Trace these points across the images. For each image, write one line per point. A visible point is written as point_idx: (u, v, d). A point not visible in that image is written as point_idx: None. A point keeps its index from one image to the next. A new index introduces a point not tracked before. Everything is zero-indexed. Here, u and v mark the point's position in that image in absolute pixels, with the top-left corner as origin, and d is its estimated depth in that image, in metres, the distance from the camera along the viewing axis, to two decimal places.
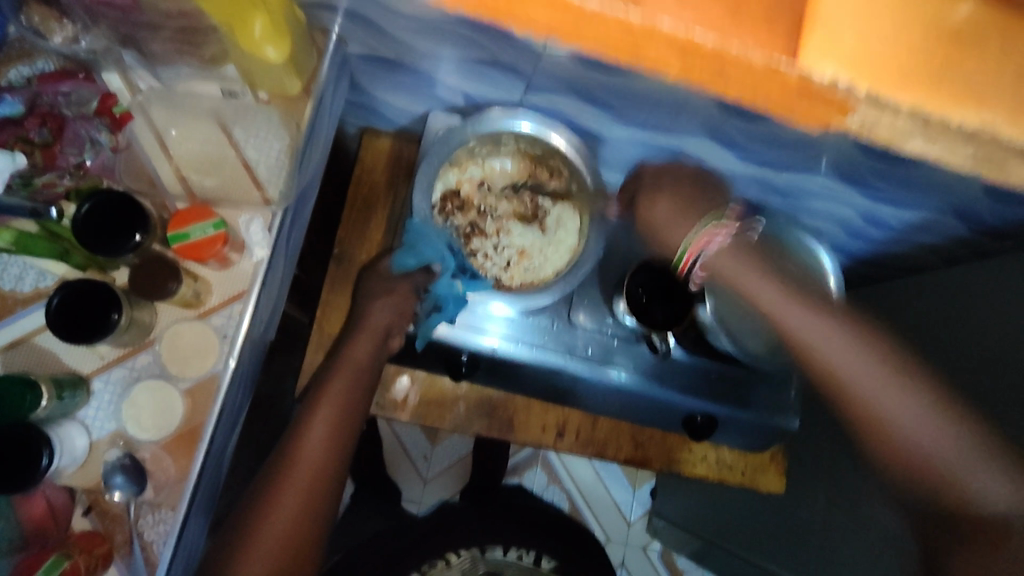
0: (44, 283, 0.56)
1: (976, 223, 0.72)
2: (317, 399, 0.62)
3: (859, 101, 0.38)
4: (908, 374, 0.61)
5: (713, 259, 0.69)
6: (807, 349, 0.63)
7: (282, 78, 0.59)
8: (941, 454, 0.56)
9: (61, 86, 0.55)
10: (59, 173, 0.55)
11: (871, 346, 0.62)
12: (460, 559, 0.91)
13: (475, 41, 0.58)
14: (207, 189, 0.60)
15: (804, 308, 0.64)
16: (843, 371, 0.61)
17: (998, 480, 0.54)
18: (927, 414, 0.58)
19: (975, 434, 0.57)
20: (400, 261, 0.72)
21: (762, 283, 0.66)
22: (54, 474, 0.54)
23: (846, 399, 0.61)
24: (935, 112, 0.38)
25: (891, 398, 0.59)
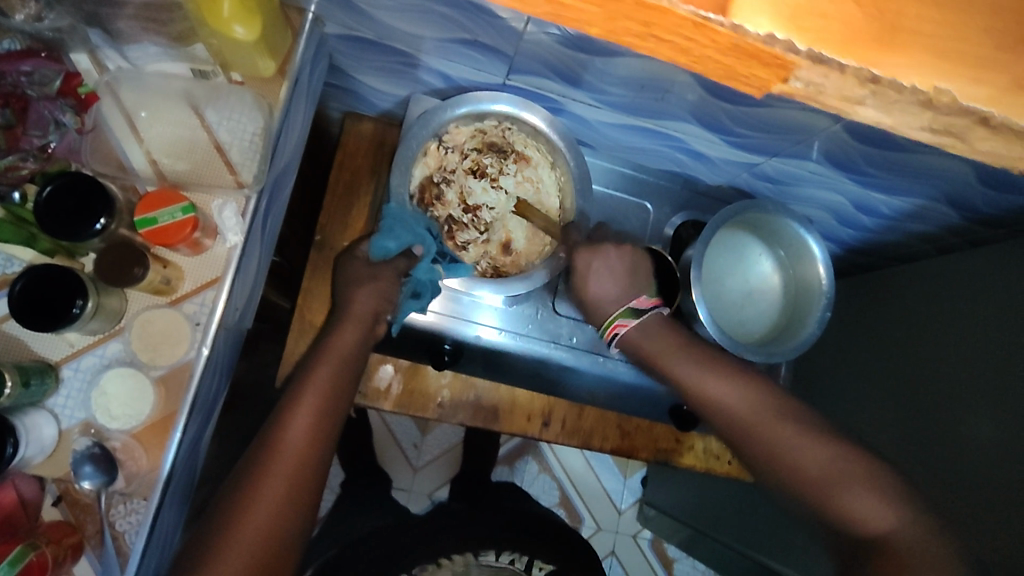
0: (10, 268, 0.55)
1: (969, 211, 0.72)
2: (301, 386, 0.61)
3: (797, 56, 0.35)
4: (818, 429, 0.60)
5: (631, 338, 0.68)
6: (720, 408, 0.63)
7: (256, 59, 0.57)
8: (842, 489, 0.55)
9: (23, 65, 0.53)
10: (21, 156, 0.53)
11: (746, 376, 0.65)
12: (452, 563, 0.87)
13: (453, 19, 0.56)
14: (179, 172, 0.59)
15: (715, 374, 0.64)
16: (747, 418, 0.62)
17: (886, 509, 0.53)
18: (830, 460, 0.57)
19: (863, 467, 0.56)
20: (382, 246, 0.68)
21: (666, 339, 0.67)
22: (22, 465, 0.52)
23: (750, 433, 0.62)
24: (870, 68, 0.36)
25: (803, 442, 0.59)
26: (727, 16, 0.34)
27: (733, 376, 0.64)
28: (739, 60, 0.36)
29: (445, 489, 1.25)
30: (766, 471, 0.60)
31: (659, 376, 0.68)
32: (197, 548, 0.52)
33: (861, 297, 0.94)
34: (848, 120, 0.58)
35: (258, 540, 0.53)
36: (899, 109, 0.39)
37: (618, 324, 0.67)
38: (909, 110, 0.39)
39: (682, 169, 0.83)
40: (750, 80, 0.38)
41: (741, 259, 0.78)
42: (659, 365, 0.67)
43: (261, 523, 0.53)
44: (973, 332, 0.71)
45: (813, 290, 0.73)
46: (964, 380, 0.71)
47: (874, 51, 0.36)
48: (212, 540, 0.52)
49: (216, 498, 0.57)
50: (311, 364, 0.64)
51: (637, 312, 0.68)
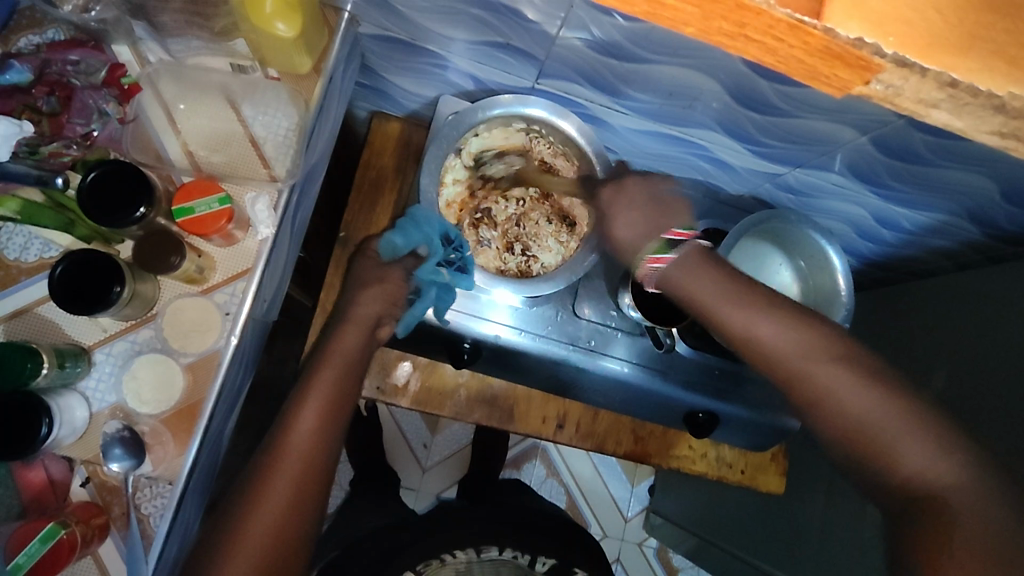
0: (49, 253, 0.56)
1: (991, 227, 0.72)
2: (306, 390, 0.62)
3: (882, 59, 0.36)
4: (879, 376, 0.56)
5: (669, 276, 0.65)
6: (765, 348, 0.60)
7: (293, 55, 0.58)
8: (896, 432, 0.53)
9: (70, 55, 0.55)
10: (65, 143, 0.55)
11: (810, 321, 0.60)
12: (454, 559, 0.89)
13: (486, 22, 0.57)
14: (214, 165, 0.60)
15: (760, 313, 0.61)
16: (794, 360, 0.58)
17: (934, 457, 0.51)
18: (865, 393, 0.55)
19: (917, 412, 0.53)
20: (389, 241, 0.72)
21: (705, 276, 0.63)
22: (53, 445, 0.54)
23: (798, 381, 0.58)
24: (947, 73, 0.36)
25: (849, 384, 0.56)
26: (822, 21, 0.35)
27: (787, 319, 0.60)
28: (823, 61, 0.37)
29: (453, 489, 1.26)
30: (808, 416, 0.58)
31: (709, 326, 0.63)
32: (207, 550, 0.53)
33: (878, 311, 0.94)
34: (876, 132, 0.58)
35: (263, 539, 0.53)
36: (972, 111, 0.40)
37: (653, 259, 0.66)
38: (983, 112, 0.39)
39: (704, 176, 0.83)
40: (828, 80, 0.39)
41: (763, 269, 0.78)
42: (704, 312, 0.63)
43: (267, 523, 0.54)
44: (989, 349, 0.72)
45: (832, 300, 0.73)
46: (982, 396, 0.70)
47: (951, 55, 0.36)
48: (220, 539, 0.53)
49: (226, 498, 0.57)
50: (318, 366, 0.64)
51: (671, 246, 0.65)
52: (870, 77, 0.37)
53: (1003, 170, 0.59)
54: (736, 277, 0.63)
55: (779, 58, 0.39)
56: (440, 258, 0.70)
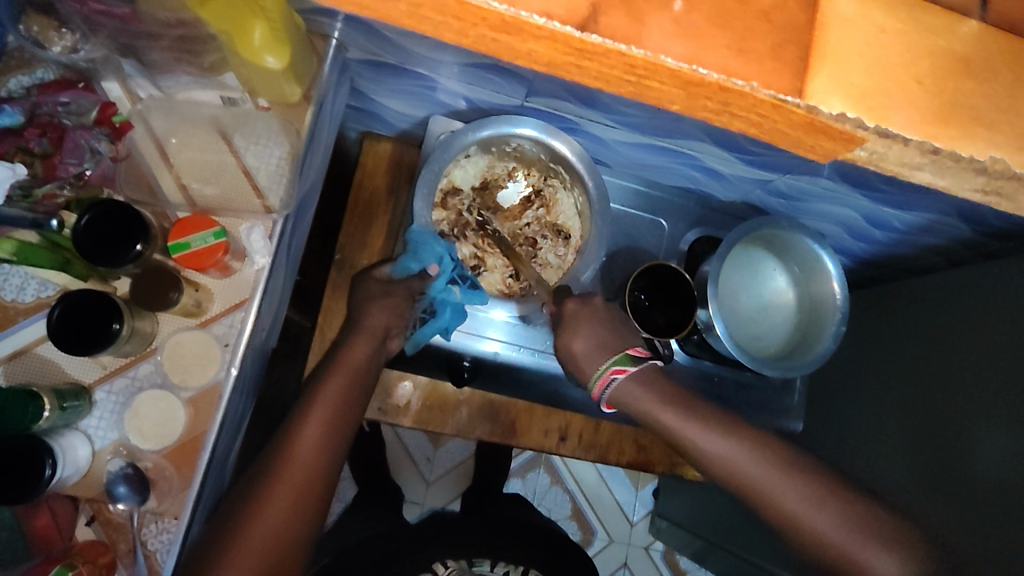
0: (46, 292, 0.56)
1: (982, 226, 0.72)
2: (310, 398, 0.62)
3: (864, 133, 0.37)
4: (836, 492, 0.58)
5: (619, 389, 0.66)
6: (717, 464, 0.61)
7: (283, 84, 0.58)
8: (851, 546, 0.55)
9: (61, 96, 0.55)
10: (58, 184, 0.55)
11: (764, 450, 0.61)
12: (448, 571, 0.88)
13: (474, 46, 0.57)
14: (209, 197, 0.60)
15: (711, 433, 0.62)
16: (751, 484, 0.60)
17: (895, 563, 0.54)
18: (808, 505, 0.57)
19: (863, 521, 0.56)
20: (405, 264, 0.70)
21: (654, 391, 0.65)
22: (58, 486, 0.54)
23: (762, 499, 0.59)
24: (930, 141, 0.37)
25: (784, 486, 0.59)
26: (803, 98, 0.36)
27: (747, 450, 0.61)
28: (809, 134, 0.38)
29: (458, 502, 1.26)
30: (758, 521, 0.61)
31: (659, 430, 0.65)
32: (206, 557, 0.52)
33: (872, 310, 0.95)
34: None
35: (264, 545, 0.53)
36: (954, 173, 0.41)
37: (612, 370, 0.65)
38: (964, 174, 0.41)
39: (695, 186, 0.84)
40: (813, 147, 0.40)
41: (755, 275, 0.79)
42: (647, 418, 0.65)
43: (267, 535, 0.53)
44: (982, 346, 0.72)
45: (827, 304, 0.74)
46: (976, 395, 0.71)
47: (914, 122, 0.36)
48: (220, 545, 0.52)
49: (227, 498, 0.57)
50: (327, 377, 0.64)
51: (636, 359, 0.66)
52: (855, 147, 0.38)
53: None
54: (683, 393, 0.65)
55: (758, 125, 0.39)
56: (451, 275, 0.70)
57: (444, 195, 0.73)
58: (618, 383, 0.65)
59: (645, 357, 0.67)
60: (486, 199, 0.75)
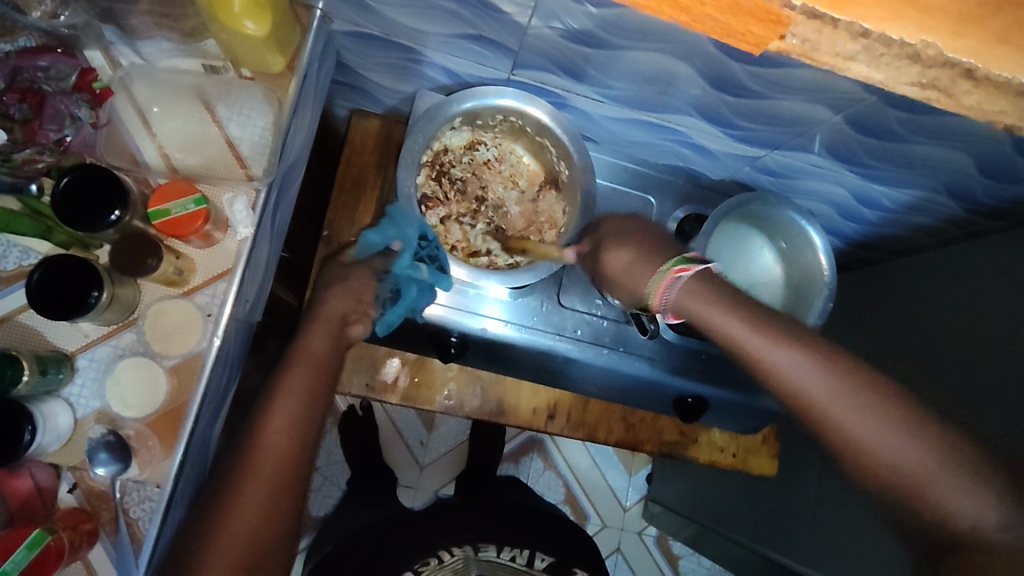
0: (27, 261, 0.56)
1: (970, 203, 0.73)
2: (277, 381, 0.60)
3: (791, 12, 0.41)
4: (918, 418, 0.50)
5: (677, 299, 0.59)
6: (782, 385, 0.53)
7: (265, 55, 0.58)
8: (946, 494, 0.48)
9: (40, 61, 0.55)
10: (38, 149, 0.55)
11: (849, 373, 0.52)
12: (452, 558, 0.85)
13: (459, 15, 0.57)
14: (191, 167, 0.60)
15: (787, 348, 0.53)
16: (822, 404, 0.52)
17: (986, 508, 0.46)
18: (888, 427, 0.50)
19: (965, 464, 0.48)
20: (366, 240, 0.73)
21: (707, 301, 0.57)
22: (37, 452, 0.54)
23: (832, 432, 0.52)
24: (860, 22, 0.42)
25: (858, 415, 0.51)
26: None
27: (823, 366, 0.52)
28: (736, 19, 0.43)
29: (451, 486, 1.26)
30: (823, 446, 0.54)
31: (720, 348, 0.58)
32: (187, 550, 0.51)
33: (861, 292, 0.95)
34: (850, 111, 0.59)
35: (242, 534, 0.52)
36: (888, 62, 0.44)
37: (677, 270, 0.58)
38: (900, 63, 0.44)
39: (684, 163, 0.83)
40: (746, 38, 0.44)
41: (744, 252, 0.78)
42: (710, 331, 0.57)
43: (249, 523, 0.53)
44: (970, 324, 0.72)
45: (814, 280, 0.74)
46: (964, 371, 0.71)
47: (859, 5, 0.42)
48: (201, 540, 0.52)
49: (202, 494, 0.56)
50: (288, 367, 0.62)
51: (694, 261, 0.59)
52: (783, 31, 0.43)
53: (979, 144, 0.60)
54: (743, 297, 0.58)
55: (697, 18, 0.44)
56: (416, 254, 0.71)
57: (431, 163, 0.74)
58: (678, 289, 0.58)
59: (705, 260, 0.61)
60: (472, 170, 0.76)
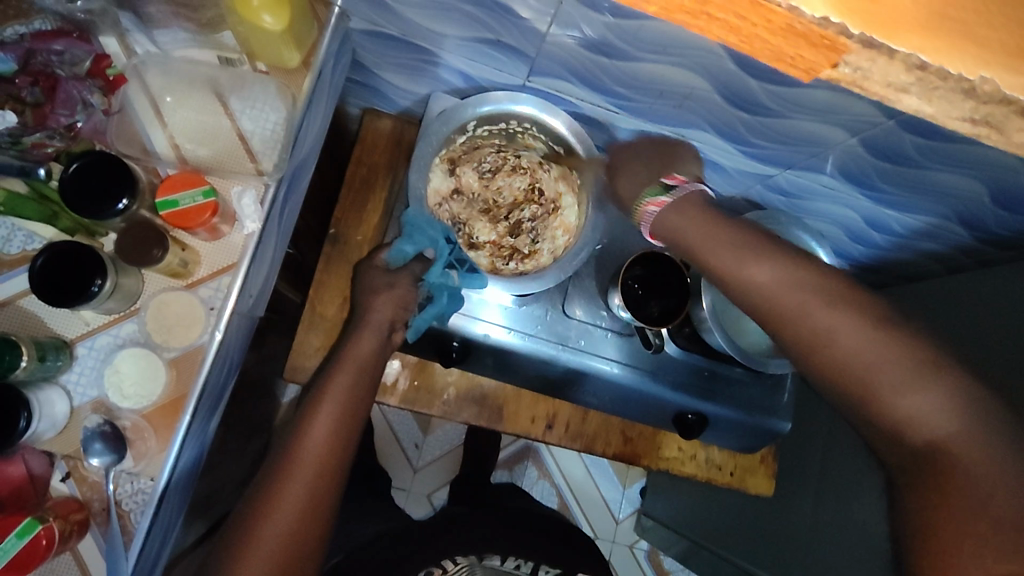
0: (31, 245, 0.56)
1: (981, 231, 0.72)
2: (320, 390, 0.61)
3: (848, 39, 0.37)
4: (894, 327, 0.47)
5: (658, 222, 0.59)
6: (752, 292, 0.52)
7: (282, 49, 0.58)
8: (894, 391, 0.46)
9: (54, 45, 0.55)
10: (48, 134, 0.54)
11: (821, 281, 0.50)
12: (456, 567, 0.82)
13: (479, 19, 0.57)
14: (200, 158, 0.60)
15: (750, 255, 0.53)
16: (792, 309, 0.50)
17: (939, 402, 0.44)
18: (856, 329, 0.47)
19: (926, 366, 0.45)
20: (400, 249, 0.70)
21: (693, 215, 0.57)
22: (32, 439, 0.53)
23: (794, 334, 0.50)
24: (916, 54, 0.37)
25: (825, 316, 0.49)
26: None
27: (793, 277, 0.51)
28: (786, 41, 0.38)
29: (443, 491, 1.25)
30: (790, 352, 0.51)
31: (690, 262, 0.57)
32: (225, 552, 0.53)
33: None
34: (866, 134, 0.58)
35: (280, 535, 0.53)
36: (940, 95, 0.40)
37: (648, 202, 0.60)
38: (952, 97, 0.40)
39: None
40: (796, 60, 0.40)
41: None
42: (689, 251, 0.56)
43: (282, 530, 0.53)
44: (976, 353, 0.72)
45: None
46: None
47: (912, 34, 0.37)
48: (236, 542, 0.53)
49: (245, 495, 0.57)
50: (333, 371, 0.63)
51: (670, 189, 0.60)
52: (836, 58, 0.38)
53: (992, 174, 0.59)
54: (717, 214, 0.56)
55: (743, 37, 0.39)
56: (448, 261, 0.71)
57: (445, 162, 0.72)
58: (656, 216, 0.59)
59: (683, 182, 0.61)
60: (484, 167, 0.74)
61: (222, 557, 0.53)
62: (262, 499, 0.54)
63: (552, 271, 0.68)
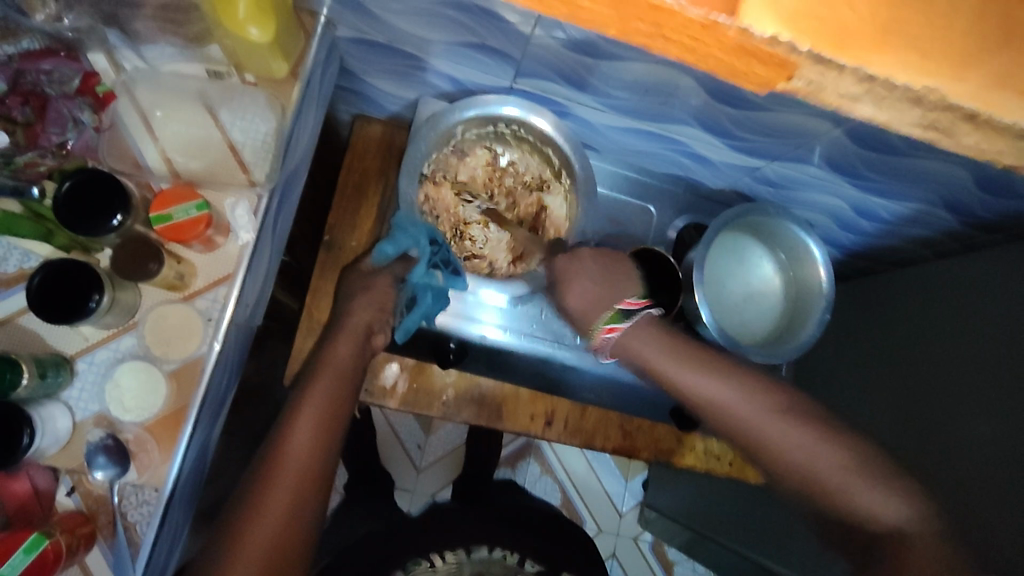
0: (28, 263, 0.56)
1: (967, 215, 0.73)
2: (299, 397, 0.61)
3: (798, 57, 0.38)
4: (824, 424, 0.58)
5: (616, 346, 0.67)
6: (701, 402, 0.61)
7: (270, 60, 0.58)
8: (850, 485, 0.55)
9: (43, 64, 0.55)
10: (40, 153, 0.55)
11: (765, 395, 0.60)
12: (445, 562, 0.87)
13: (463, 24, 0.57)
14: (193, 171, 0.60)
15: (698, 371, 0.61)
16: (744, 419, 0.59)
17: (896, 505, 0.53)
18: (805, 439, 0.57)
19: (860, 453, 0.56)
20: (381, 250, 0.71)
21: (655, 343, 0.64)
22: (36, 455, 0.54)
23: (751, 444, 0.59)
24: (865, 67, 0.38)
25: (775, 428, 0.58)
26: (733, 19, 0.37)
27: (745, 394, 0.60)
28: (740, 60, 0.40)
29: (447, 490, 1.26)
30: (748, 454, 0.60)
31: (660, 386, 0.64)
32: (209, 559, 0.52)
33: (859, 301, 0.95)
34: (849, 124, 0.59)
35: (266, 544, 0.53)
36: (890, 105, 0.42)
37: (604, 330, 0.66)
38: (902, 105, 0.42)
39: (684, 172, 0.83)
40: (749, 79, 0.42)
41: (743, 262, 0.79)
42: (658, 376, 0.63)
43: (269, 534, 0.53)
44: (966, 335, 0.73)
45: (813, 292, 0.74)
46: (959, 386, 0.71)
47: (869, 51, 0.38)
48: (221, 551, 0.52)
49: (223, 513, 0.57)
50: (313, 378, 0.63)
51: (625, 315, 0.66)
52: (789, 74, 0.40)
53: (975, 161, 0.60)
54: (682, 343, 0.64)
55: (701, 56, 0.41)
56: (432, 261, 0.70)
57: (434, 171, 0.72)
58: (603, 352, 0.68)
59: (639, 308, 0.67)
60: (473, 176, 0.74)
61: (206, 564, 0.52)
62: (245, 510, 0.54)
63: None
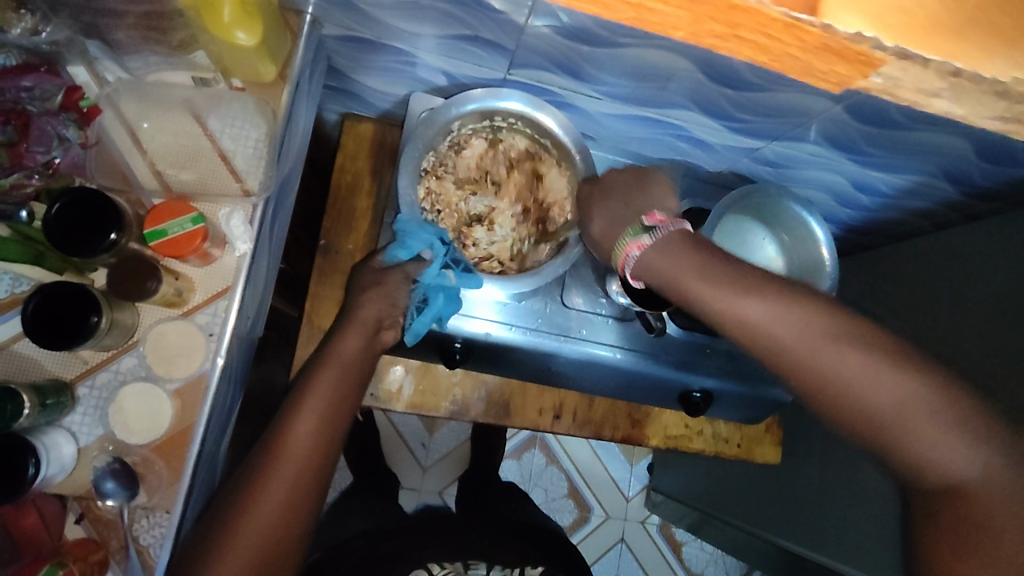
0: (20, 287, 0.55)
1: (968, 185, 0.72)
2: (304, 385, 0.59)
3: (882, 53, 0.38)
4: (912, 358, 0.46)
5: (641, 264, 0.53)
6: (765, 341, 0.48)
7: (257, 64, 0.56)
8: (916, 436, 0.44)
9: (22, 80, 0.52)
10: (26, 173, 0.53)
11: (819, 317, 0.48)
12: (443, 572, 0.81)
13: (455, 16, 0.56)
14: (184, 183, 0.58)
15: (757, 301, 0.49)
16: (800, 352, 0.47)
17: (967, 454, 0.43)
18: (869, 369, 0.46)
19: (926, 395, 0.44)
20: (392, 253, 0.69)
21: (681, 258, 0.51)
22: (42, 485, 0.53)
23: (815, 383, 0.47)
24: (949, 61, 0.38)
25: (837, 359, 0.46)
26: (817, 17, 0.36)
27: (795, 321, 0.48)
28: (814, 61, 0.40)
29: (454, 486, 1.25)
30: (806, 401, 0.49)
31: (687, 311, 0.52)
32: (203, 545, 0.50)
33: (860, 276, 0.95)
34: (851, 102, 0.58)
35: (260, 536, 0.51)
36: (971, 98, 0.42)
37: (632, 245, 0.54)
38: (985, 99, 0.42)
39: (682, 155, 0.82)
40: (827, 78, 0.42)
41: (746, 244, 0.78)
42: (670, 287, 0.52)
43: (265, 525, 0.51)
44: (969, 305, 0.73)
45: (817, 272, 0.74)
46: (966, 356, 0.71)
47: (948, 41, 0.38)
48: (216, 537, 0.50)
49: (220, 490, 0.55)
50: (320, 366, 0.61)
51: (651, 228, 0.54)
52: (870, 72, 0.39)
53: (978, 131, 0.59)
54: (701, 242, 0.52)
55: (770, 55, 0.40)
56: (444, 260, 0.69)
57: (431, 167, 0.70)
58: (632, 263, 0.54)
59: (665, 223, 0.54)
60: (474, 171, 0.72)
61: (198, 549, 0.50)
62: (241, 497, 0.52)
63: (549, 266, 0.68)
